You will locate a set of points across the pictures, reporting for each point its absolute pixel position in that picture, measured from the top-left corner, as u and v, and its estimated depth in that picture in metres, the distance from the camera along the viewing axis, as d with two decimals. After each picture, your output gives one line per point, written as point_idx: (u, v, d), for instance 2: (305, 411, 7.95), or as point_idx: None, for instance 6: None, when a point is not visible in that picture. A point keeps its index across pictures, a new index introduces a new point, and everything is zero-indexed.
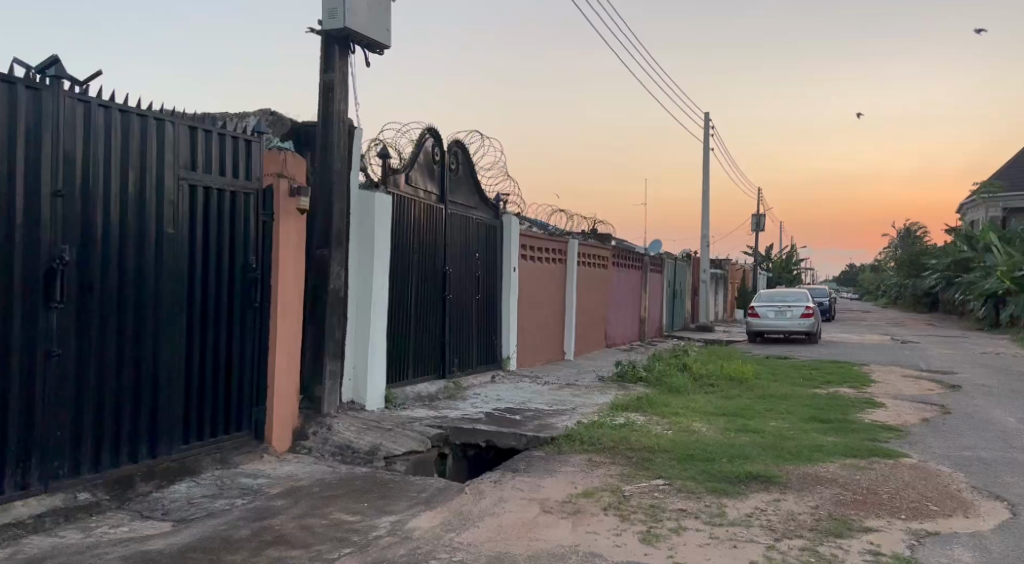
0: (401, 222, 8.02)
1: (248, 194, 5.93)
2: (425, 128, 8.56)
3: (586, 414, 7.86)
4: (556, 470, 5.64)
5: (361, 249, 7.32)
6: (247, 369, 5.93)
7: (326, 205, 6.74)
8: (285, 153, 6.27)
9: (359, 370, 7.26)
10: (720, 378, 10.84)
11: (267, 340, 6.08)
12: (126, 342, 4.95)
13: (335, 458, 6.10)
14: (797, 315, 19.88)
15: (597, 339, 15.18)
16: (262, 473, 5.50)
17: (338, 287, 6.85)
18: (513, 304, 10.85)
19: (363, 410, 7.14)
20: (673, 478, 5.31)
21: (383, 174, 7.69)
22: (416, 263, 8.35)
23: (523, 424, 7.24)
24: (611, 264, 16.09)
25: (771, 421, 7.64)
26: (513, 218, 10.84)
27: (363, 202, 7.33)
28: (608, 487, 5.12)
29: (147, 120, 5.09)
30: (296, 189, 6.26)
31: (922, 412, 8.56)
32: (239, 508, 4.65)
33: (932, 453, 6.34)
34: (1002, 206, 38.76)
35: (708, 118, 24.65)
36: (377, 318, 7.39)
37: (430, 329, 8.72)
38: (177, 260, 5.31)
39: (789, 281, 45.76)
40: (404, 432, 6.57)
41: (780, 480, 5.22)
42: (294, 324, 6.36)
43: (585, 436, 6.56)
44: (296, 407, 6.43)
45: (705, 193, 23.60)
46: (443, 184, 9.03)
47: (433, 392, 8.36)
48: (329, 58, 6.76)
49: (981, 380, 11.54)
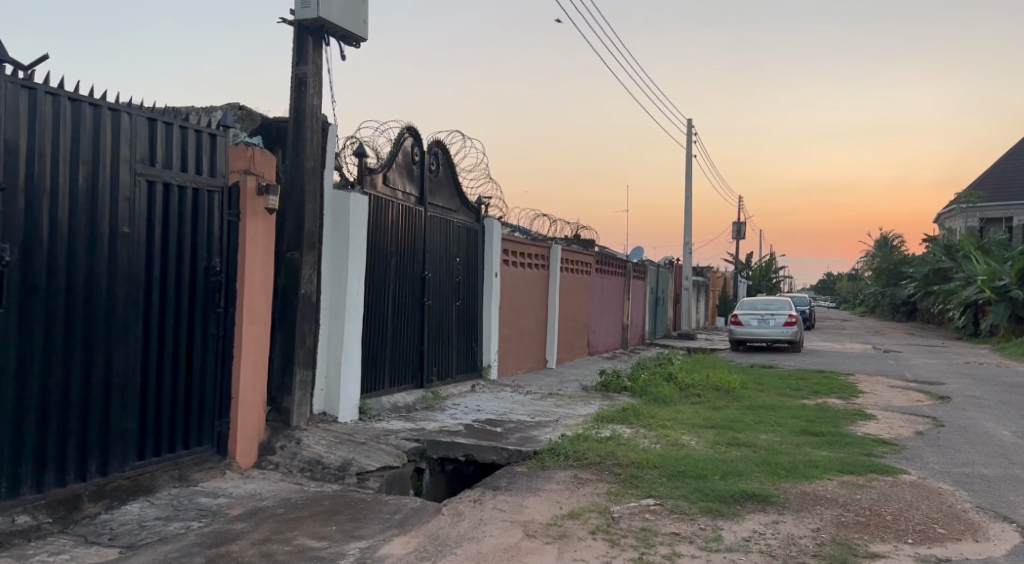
0: (378, 225, 7.66)
1: (212, 191, 5.55)
2: (404, 127, 8.21)
3: (570, 425, 7.54)
4: (539, 487, 5.30)
5: (335, 252, 6.95)
6: (209, 379, 5.54)
7: (298, 206, 6.38)
8: (254, 148, 5.88)
9: (332, 380, 6.89)
10: (707, 388, 10.56)
11: (231, 349, 5.70)
12: (74, 350, 4.56)
13: (303, 474, 5.73)
14: (780, 324, 19.71)
15: (580, 347, 14.87)
16: (224, 491, 5.11)
17: (310, 292, 6.48)
18: (494, 311, 10.53)
19: (335, 423, 6.77)
20: (664, 497, 4.99)
21: (359, 174, 7.33)
22: (394, 268, 8.00)
23: (505, 437, 6.90)
24: (594, 271, 15.81)
25: (762, 434, 7.36)
26: (495, 222, 10.52)
27: (338, 202, 6.96)
28: (595, 507, 4.78)
29: (100, 110, 4.71)
30: (265, 187, 5.89)
31: (915, 424, 8.33)
32: (195, 532, 4.26)
33: (931, 469, 6.08)
34: (979, 216, 39.05)
35: (691, 125, 24.47)
36: (351, 325, 7.03)
37: (408, 336, 8.38)
38: (132, 261, 4.92)
39: (769, 289, 45.80)
40: (379, 446, 6.21)
41: (777, 500, 4.92)
42: (262, 331, 5.98)
43: (570, 451, 6.23)
44: (262, 420, 6.05)
45: (688, 200, 23.42)
46: (423, 185, 8.69)
47: (410, 403, 8.01)
48: (302, 51, 6.41)
49: (968, 391, 11.36)
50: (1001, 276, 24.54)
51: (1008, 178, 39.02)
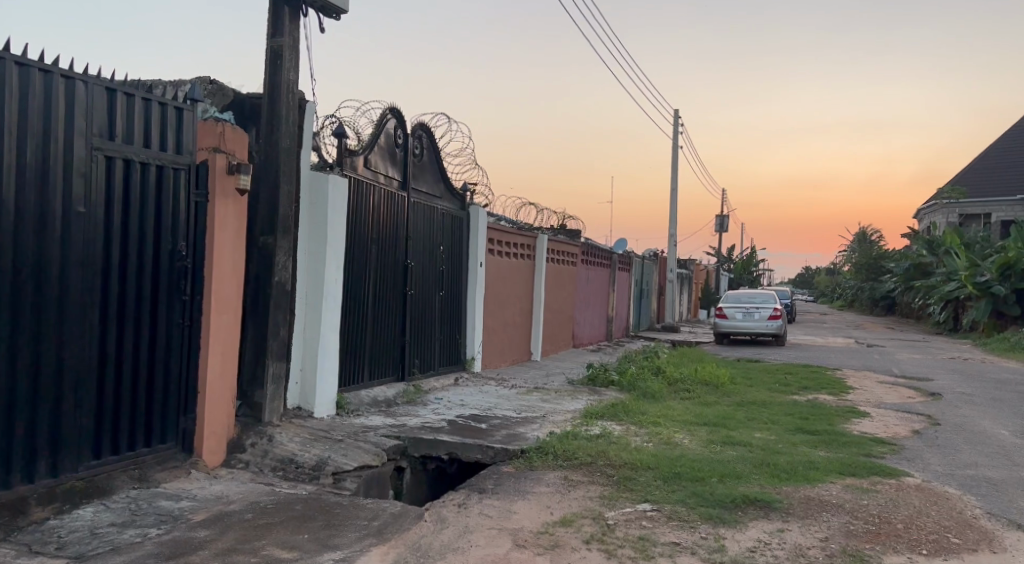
0: (359, 210, 7.27)
1: (178, 169, 5.15)
2: (387, 107, 7.81)
3: (558, 422, 7.22)
4: (528, 490, 4.97)
5: (312, 238, 6.56)
6: (175, 372, 5.16)
7: (272, 188, 6.00)
8: (224, 124, 5.46)
9: (307, 373, 6.52)
10: (696, 383, 10.29)
11: (198, 340, 5.32)
12: (21, 337, 4.17)
13: (275, 474, 5.38)
14: (765, 317, 19.54)
15: (564, 339, 14.55)
16: (188, 494, 4.73)
17: (284, 279, 6.10)
18: (478, 302, 10.18)
19: (310, 419, 6.40)
20: (661, 502, 4.68)
21: (339, 155, 6.93)
22: (375, 255, 7.62)
23: (490, 434, 6.55)
24: (580, 262, 15.48)
25: (757, 433, 7.09)
26: (480, 210, 10.15)
27: (315, 184, 6.56)
28: (588, 513, 4.47)
29: (52, 77, 4.31)
30: (236, 165, 5.49)
31: (910, 422, 8.10)
32: (152, 541, 3.90)
33: (935, 471, 5.83)
34: (959, 211, 39.24)
35: (678, 115, 24.19)
36: (329, 315, 6.65)
37: (389, 327, 8.01)
38: (88, 244, 4.52)
39: (751, 283, 45.76)
40: (356, 444, 5.85)
41: (781, 506, 4.63)
42: (231, 321, 5.60)
43: (559, 450, 5.90)
44: (232, 415, 5.68)
45: (673, 192, 23.14)
46: (406, 170, 8.30)
47: (390, 397, 7.64)
48: (278, 21, 5.98)
49: (959, 388, 11.16)
50: (982, 272, 24.34)
51: (989, 175, 39.14)
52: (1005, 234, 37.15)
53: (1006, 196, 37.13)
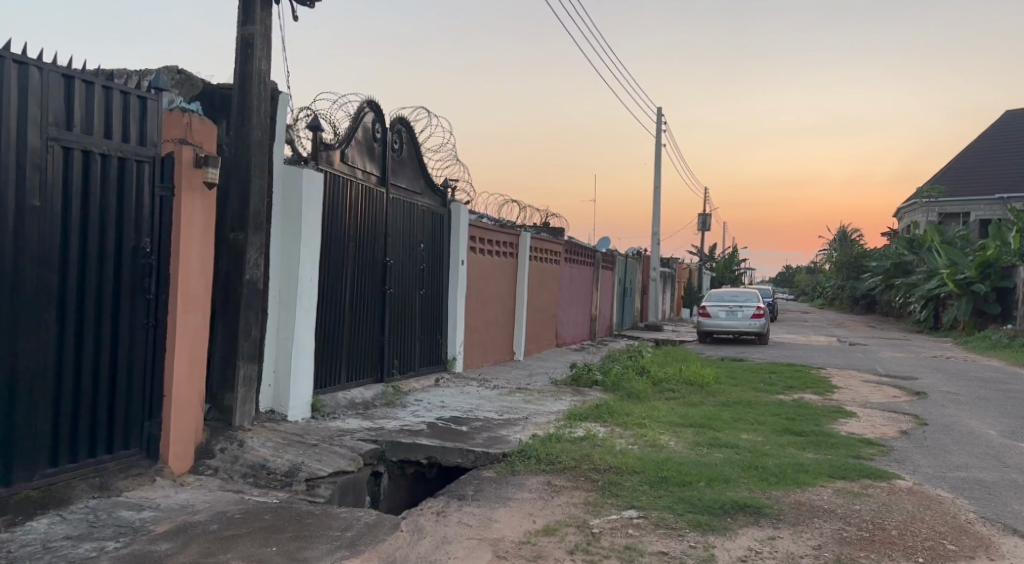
0: (335, 206, 7.04)
1: (141, 161, 4.91)
2: (364, 100, 7.57)
3: (541, 424, 7.03)
4: (510, 497, 4.77)
5: (285, 234, 6.33)
6: (138, 375, 4.91)
7: (243, 182, 5.76)
8: (190, 115, 5.23)
9: (280, 375, 6.29)
10: (680, 382, 10.15)
11: (164, 340, 5.07)
12: None
13: (245, 480, 5.16)
14: (748, 316, 19.47)
15: (547, 339, 14.37)
16: (151, 503, 4.49)
17: (256, 278, 5.87)
18: (459, 301, 9.97)
19: (284, 422, 6.17)
20: (648, 508, 4.50)
21: (313, 149, 6.69)
22: (352, 253, 7.40)
23: (471, 437, 6.35)
24: (563, 260, 15.31)
25: (743, 434, 6.95)
26: (462, 207, 9.93)
27: (289, 178, 6.32)
28: (572, 521, 4.28)
29: (3, 63, 4.07)
30: (203, 158, 5.24)
31: (897, 422, 7.99)
32: (109, 556, 3.67)
33: (926, 473, 5.70)
34: (939, 211, 39.51)
35: (661, 113, 24.10)
36: (304, 315, 6.42)
37: (368, 326, 7.78)
38: (44, 238, 4.29)
39: (734, 282, 45.84)
40: (331, 448, 5.63)
41: (771, 512, 4.46)
42: (199, 321, 5.36)
43: (542, 454, 5.71)
44: (200, 419, 5.43)
45: (657, 190, 23.03)
46: (385, 165, 8.07)
47: (368, 399, 7.42)
48: (249, 8, 5.73)
49: (943, 386, 11.10)
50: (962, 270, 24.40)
51: (968, 174, 39.43)
52: (983, 233, 37.45)
53: (985, 196, 37.41)
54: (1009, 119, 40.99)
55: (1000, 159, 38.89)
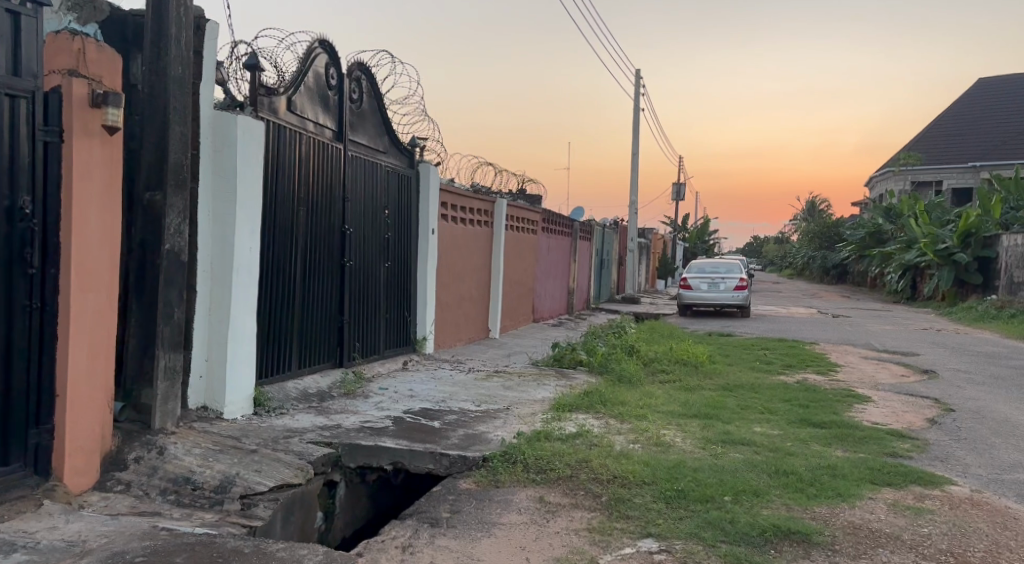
0: (280, 163, 5.95)
1: (15, 96, 3.79)
2: (316, 39, 6.44)
3: (524, 417, 6.07)
4: (494, 521, 3.82)
5: (218, 196, 5.24)
6: (16, 370, 3.84)
7: (160, 130, 4.68)
8: (83, 39, 4.10)
9: (214, 365, 5.24)
10: (673, 362, 9.26)
11: (54, 327, 3.97)
12: None
13: (164, 498, 4.15)
14: (730, 288, 18.65)
15: (524, 314, 13.40)
16: (27, 540, 3.44)
17: (179, 248, 4.79)
18: (430, 275, 8.92)
19: (218, 422, 5.14)
20: (669, 536, 3.58)
21: (251, 93, 5.58)
22: (304, 219, 6.32)
23: (445, 435, 5.36)
24: (540, 230, 14.29)
25: (755, 426, 6.08)
26: (432, 169, 8.84)
27: (221, 126, 5.22)
28: (576, 560, 3.35)
29: None
30: (101, 95, 4.11)
31: (920, 408, 7.15)
32: None
33: (980, 476, 4.85)
34: (913, 181, 39.08)
35: (639, 77, 22.98)
36: (242, 292, 5.36)
37: (325, 304, 6.74)
38: None
39: (707, 252, 45.15)
40: (275, 455, 4.61)
41: (823, 540, 3.56)
42: (105, 302, 4.28)
43: (530, 458, 4.75)
44: (109, 423, 4.37)
45: (634, 159, 22.02)
46: (343, 117, 6.97)
47: (323, 389, 6.40)
48: None
49: (950, 364, 10.33)
50: (944, 240, 23.83)
51: (943, 143, 38.96)
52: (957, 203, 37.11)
53: (959, 165, 36.95)
54: (984, 87, 40.59)
55: (976, 127, 38.42)
